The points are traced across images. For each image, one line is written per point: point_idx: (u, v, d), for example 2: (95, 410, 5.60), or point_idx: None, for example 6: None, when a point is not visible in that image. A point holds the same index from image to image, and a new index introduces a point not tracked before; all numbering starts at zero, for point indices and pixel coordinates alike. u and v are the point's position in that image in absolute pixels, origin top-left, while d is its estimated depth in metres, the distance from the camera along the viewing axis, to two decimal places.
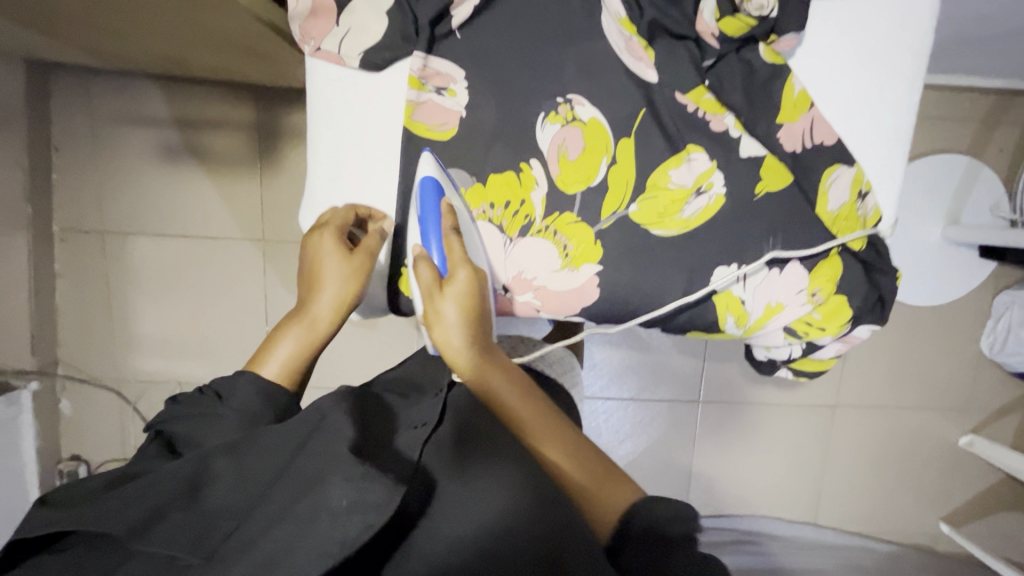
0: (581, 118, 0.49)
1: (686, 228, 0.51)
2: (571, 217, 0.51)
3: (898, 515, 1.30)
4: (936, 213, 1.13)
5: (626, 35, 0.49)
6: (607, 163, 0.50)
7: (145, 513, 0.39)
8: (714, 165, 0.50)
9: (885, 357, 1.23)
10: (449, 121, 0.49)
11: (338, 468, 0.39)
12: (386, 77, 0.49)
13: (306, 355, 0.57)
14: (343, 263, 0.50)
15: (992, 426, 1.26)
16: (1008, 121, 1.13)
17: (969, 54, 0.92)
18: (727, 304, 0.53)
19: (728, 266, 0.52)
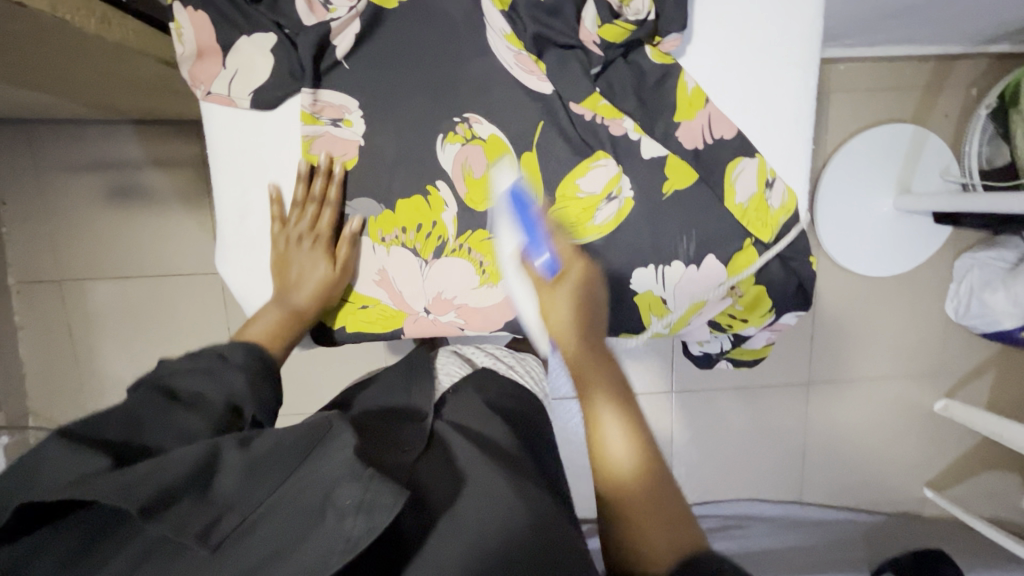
0: (480, 135, 0.50)
1: (600, 234, 0.52)
2: (484, 234, 0.51)
3: (883, 485, 1.30)
4: (887, 184, 1.13)
5: (516, 52, 0.48)
6: (512, 178, 0.50)
7: (157, 491, 0.37)
8: (620, 171, 0.51)
9: (853, 330, 1.23)
10: (350, 151, 0.50)
11: (342, 468, 0.40)
12: (280, 115, 0.49)
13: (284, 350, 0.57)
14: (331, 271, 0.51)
15: (966, 388, 1.26)
16: (950, 86, 1.14)
17: (897, 25, 0.92)
18: (650, 306, 0.54)
19: (645, 267, 0.52)
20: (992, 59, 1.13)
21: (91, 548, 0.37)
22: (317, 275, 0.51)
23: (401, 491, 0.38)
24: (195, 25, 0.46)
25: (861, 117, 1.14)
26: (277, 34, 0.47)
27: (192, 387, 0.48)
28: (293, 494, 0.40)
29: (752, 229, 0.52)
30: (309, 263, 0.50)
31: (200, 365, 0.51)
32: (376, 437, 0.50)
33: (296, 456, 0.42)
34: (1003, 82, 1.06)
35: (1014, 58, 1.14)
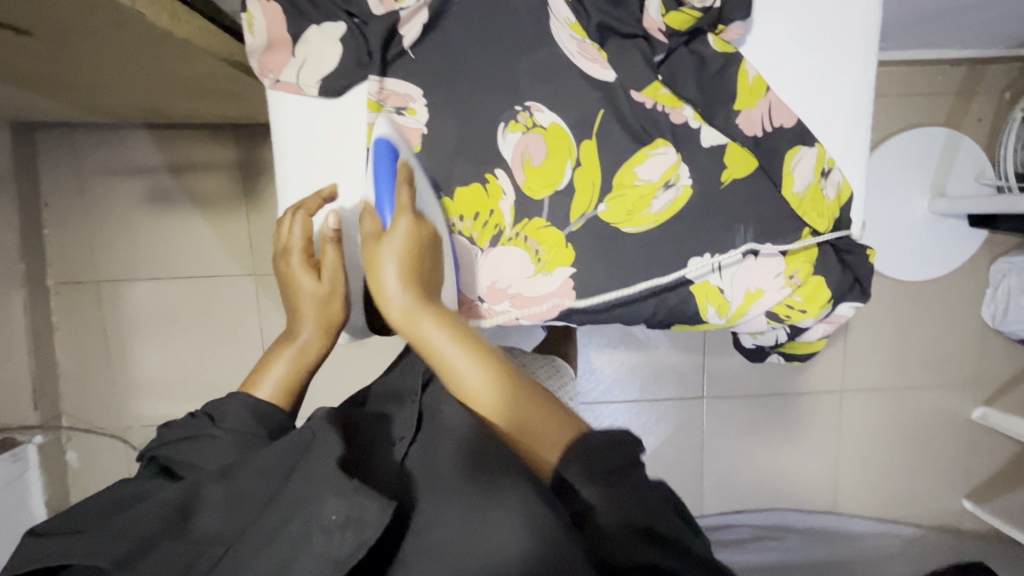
0: (541, 124, 0.50)
1: (657, 222, 0.52)
2: (541, 222, 0.52)
3: (921, 496, 1.27)
4: (921, 188, 1.13)
5: (578, 40, 0.49)
6: (570, 165, 0.51)
7: (135, 543, 0.39)
8: (679, 159, 0.51)
9: (886, 337, 1.22)
10: (412, 139, 0.50)
11: (326, 484, 0.38)
12: (344, 103, 0.49)
13: (300, 378, 0.54)
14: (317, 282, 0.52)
15: (1005, 397, 1.23)
16: (983, 90, 1.14)
17: (933, 28, 0.93)
18: (707, 295, 0.53)
19: (701, 255, 0.52)
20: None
21: None
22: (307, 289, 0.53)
23: (386, 504, 0.38)
24: (266, 14, 0.47)
25: (893, 121, 1.14)
26: (346, 23, 0.47)
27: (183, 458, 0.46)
28: (275, 520, 0.38)
29: (808, 219, 0.52)
30: (299, 277, 0.53)
31: (190, 429, 0.49)
32: (360, 434, 0.48)
33: (279, 476, 0.43)
34: None
35: None
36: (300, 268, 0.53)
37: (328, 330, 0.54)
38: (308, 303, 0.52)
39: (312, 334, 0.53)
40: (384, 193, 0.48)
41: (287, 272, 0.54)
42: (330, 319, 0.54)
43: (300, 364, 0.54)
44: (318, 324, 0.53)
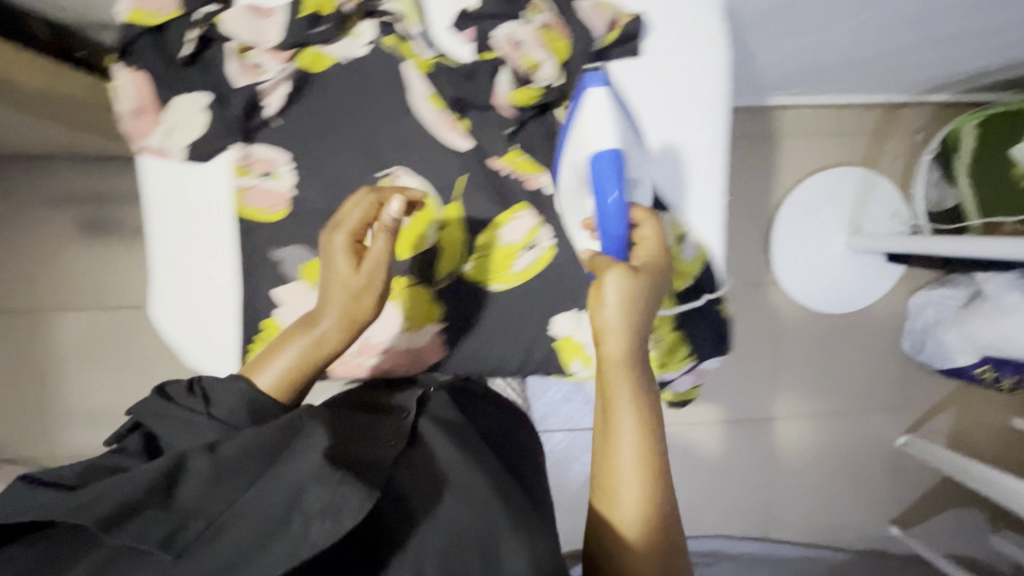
0: (405, 188, 0.56)
1: (521, 278, 0.59)
2: (408, 280, 0.59)
3: (851, 522, 1.29)
4: (839, 224, 1.17)
5: (438, 112, 0.56)
6: (434, 230, 0.58)
7: (117, 505, 0.39)
8: (541, 222, 0.58)
9: (813, 365, 1.25)
10: (278, 201, 0.54)
11: (311, 471, 0.41)
12: (212, 167, 0.54)
13: (305, 371, 0.52)
14: (359, 271, 0.51)
15: (927, 424, 1.27)
16: (897, 131, 1.19)
17: (834, 78, 0.98)
18: (572, 349, 0.58)
19: (567, 310, 0.58)
20: (937, 107, 1.19)
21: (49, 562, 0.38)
22: (338, 276, 0.52)
23: (366, 495, 0.40)
24: (137, 83, 0.53)
25: (812, 160, 1.19)
26: (211, 95, 0.53)
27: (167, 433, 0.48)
28: (256, 496, 0.41)
29: None
30: (343, 261, 0.51)
31: (187, 403, 0.50)
32: (353, 430, 0.49)
33: (264, 460, 0.44)
34: (946, 130, 1.11)
35: (958, 107, 1.20)
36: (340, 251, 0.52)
37: (354, 330, 0.53)
38: (342, 294, 0.51)
39: (334, 323, 0.52)
40: (615, 223, 0.51)
41: (335, 250, 0.52)
42: (352, 313, 0.52)
43: (313, 354, 0.52)
44: (343, 319, 0.52)
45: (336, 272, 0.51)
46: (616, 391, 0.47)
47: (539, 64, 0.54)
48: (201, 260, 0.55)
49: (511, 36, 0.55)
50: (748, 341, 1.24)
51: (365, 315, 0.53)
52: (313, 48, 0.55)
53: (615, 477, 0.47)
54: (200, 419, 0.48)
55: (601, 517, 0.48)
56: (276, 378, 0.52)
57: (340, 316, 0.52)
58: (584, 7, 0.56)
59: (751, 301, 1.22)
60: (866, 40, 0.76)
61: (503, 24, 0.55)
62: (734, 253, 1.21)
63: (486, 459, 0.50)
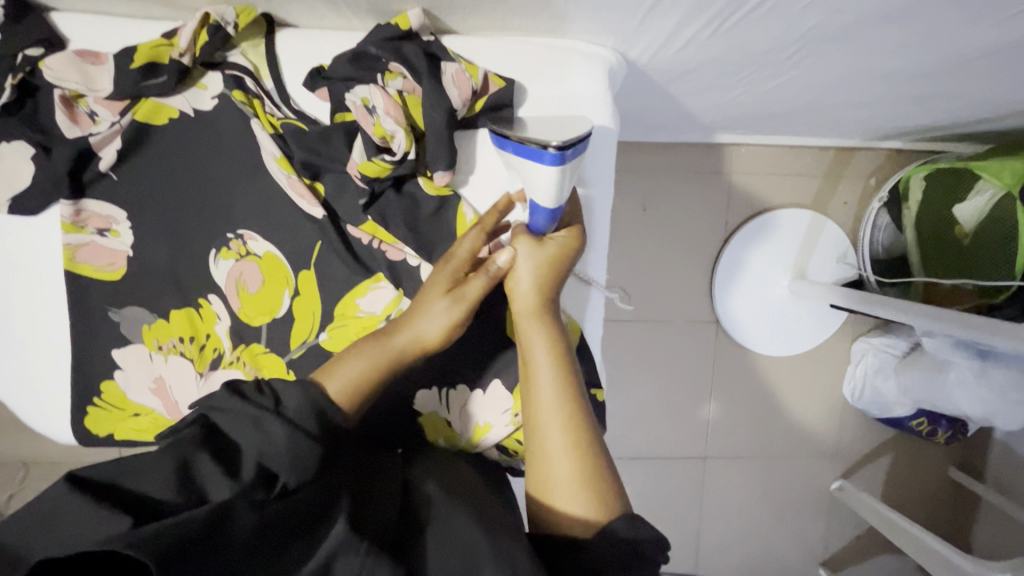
0: (254, 252, 0.53)
1: None
2: (258, 347, 0.54)
3: (782, 562, 1.29)
4: (784, 267, 1.15)
5: (287, 175, 0.51)
6: (289, 295, 0.53)
7: (181, 552, 0.34)
8: (401, 293, 0.51)
9: (751, 407, 1.23)
10: (115, 259, 0.55)
11: (345, 541, 0.39)
12: (45, 221, 0.54)
13: (375, 381, 0.47)
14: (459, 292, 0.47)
15: (863, 469, 1.27)
16: (849, 174, 1.16)
17: (778, 123, 0.94)
18: (437, 428, 0.59)
19: (429, 388, 0.59)
20: (891, 152, 1.16)
21: None
22: (431, 308, 0.47)
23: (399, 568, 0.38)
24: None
25: (761, 199, 1.16)
26: (34, 146, 0.52)
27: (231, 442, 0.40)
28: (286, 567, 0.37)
29: None
30: (434, 293, 0.48)
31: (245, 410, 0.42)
32: (356, 476, 0.47)
33: (302, 525, 0.40)
34: (896, 178, 1.09)
35: (911, 153, 1.17)
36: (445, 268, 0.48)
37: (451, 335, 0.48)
38: (443, 309, 0.46)
39: (407, 349, 0.48)
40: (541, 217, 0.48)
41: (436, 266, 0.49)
42: (426, 342, 0.48)
43: (382, 365, 0.47)
44: (448, 327, 0.47)
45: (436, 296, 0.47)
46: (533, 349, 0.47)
47: (384, 129, 0.46)
48: (39, 310, 0.56)
49: (365, 99, 0.46)
50: (687, 379, 1.21)
51: (435, 344, 0.47)
52: (149, 99, 0.51)
53: (545, 452, 0.45)
54: (270, 424, 0.41)
55: (534, 478, 0.46)
56: (337, 395, 0.46)
57: (445, 325, 0.47)
58: (448, 73, 0.47)
59: (691, 340, 1.20)
60: (795, 97, 0.73)
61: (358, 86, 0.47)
62: (676, 290, 1.17)
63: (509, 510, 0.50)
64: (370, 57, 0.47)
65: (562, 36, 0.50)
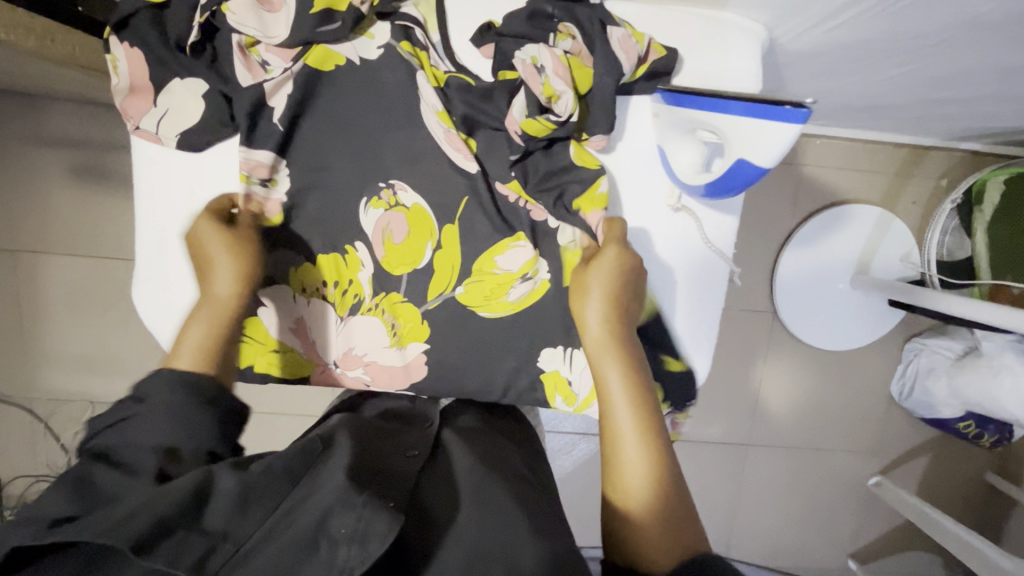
0: (403, 203, 0.59)
1: (512, 310, 0.60)
2: (398, 297, 0.60)
3: (810, 551, 1.32)
4: (846, 262, 1.16)
5: (445, 129, 0.58)
6: (431, 247, 0.60)
7: (153, 521, 0.38)
8: (537, 256, 0.60)
9: (798, 398, 1.25)
10: (274, 205, 0.59)
11: (341, 498, 0.43)
12: (204, 157, 0.59)
13: (220, 334, 0.54)
14: (227, 239, 0.56)
15: (900, 468, 1.29)
16: (920, 174, 1.16)
17: (866, 116, 0.94)
18: (556, 385, 0.61)
19: (554, 346, 0.61)
20: (965, 154, 1.16)
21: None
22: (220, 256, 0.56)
23: (393, 520, 0.41)
24: (131, 60, 0.56)
25: (829, 193, 1.17)
26: (208, 84, 0.57)
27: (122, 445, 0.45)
28: (285, 518, 0.43)
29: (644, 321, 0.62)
30: (216, 247, 0.56)
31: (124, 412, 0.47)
32: (378, 442, 0.53)
33: (287, 480, 0.45)
34: (971, 180, 1.08)
35: (984, 158, 1.17)
36: (219, 250, 0.56)
37: (246, 280, 0.56)
38: (228, 253, 0.56)
39: (230, 300, 0.56)
40: (733, 184, 0.54)
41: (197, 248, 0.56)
42: (225, 294, 0.56)
43: (219, 317, 0.55)
44: (239, 275, 0.56)
45: (219, 269, 0.56)
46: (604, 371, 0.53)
47: (556, 93, 0.53)
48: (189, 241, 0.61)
49: (534, 59, 0.53)
50: (737, 365, 1.23)
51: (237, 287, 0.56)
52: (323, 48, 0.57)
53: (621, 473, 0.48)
54: (141, 412, 0.46)
55: (617, 506, 0.48)
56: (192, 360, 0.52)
57: (236, 275, 0.56)
58: (614, 37, 0.53)
59: (744, 327, 1.22)
60: (903, 88, 0.73)
61: (531, 43, 0.54)
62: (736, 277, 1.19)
63: (517, 486, 0.53)
64: (544, 16, 0.54)
65: (721, 9, 0.55)
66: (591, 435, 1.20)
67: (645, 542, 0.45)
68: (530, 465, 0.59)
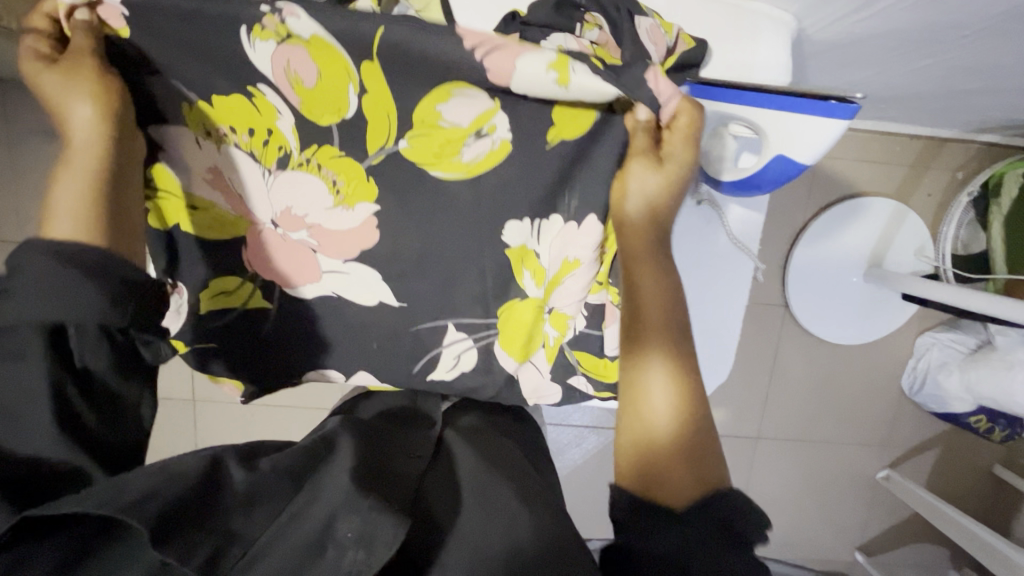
0: (298, 33, 0.45)
1: (468, 172, 0.55)
2: (334, 151, 0.55)
3: (818, 543, 1.33)
4: (859, 256, 1.14)
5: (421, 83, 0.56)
6: (355, 94, 0.50)
7: (166, 508, 0.39)
8: (496, 107, 0.51)
9: (808, 391, 1.25)
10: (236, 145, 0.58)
11: (350, 497, 0.44)
12: None
13: (100, 191, 0.47)
14: (76, 76, 0.45)
15: (909, 461, 1.29)
16: (936, 166, 1.15)
17: (887, 107, 0.92)
18: (523, 259, 0.61)
19: (519, 221, 0.58)
20: (982, 147, 1.14)
21: (86, 558, 0.38)
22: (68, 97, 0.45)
23: (399, 525, 0.42)
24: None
25: (844, 185, 1.15)
26: None
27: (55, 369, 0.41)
28: (293, 518, 0.44)
29: None
30: (57, 82, 0.45)
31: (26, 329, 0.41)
32: (385, 444, 0.55)
33: (292, 479, 0.46)
34: (988, 173, 1.07)
35: (1001, 150, 1.16)
36: (48, 80, 0.45)
37: (109, 121, 0.47)
38: (73, 96, 0.45)
39: (97, 155, 0.47)
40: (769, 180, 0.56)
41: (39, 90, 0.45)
42: (88, 132, 0.47)
43: (92, 179, 0.47)
44: (99, 118, 0.47)
45: (71, 101, 0.45)
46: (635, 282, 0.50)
47: (570, 76, 0.45)
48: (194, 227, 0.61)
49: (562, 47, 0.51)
50: (747, 359, 1.23)
51: (100, 128, 0.47)
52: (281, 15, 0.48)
53: (638, 386, 0.47)
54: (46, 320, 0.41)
55: (632, 421, 0.46)
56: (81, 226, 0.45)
57: (96, 120, 0.47)
58: (644, 26, 0.52)
59: (755, 320, 1.21)
60: (929, 78, 0.71)
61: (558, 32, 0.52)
62: None
63: (517, 483, 0.54)
64: (571, 6, 0.53)
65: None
66: (600, 428, 1.20)
67: (660, 476, 0.44)
68: (530, 466, 0.60)
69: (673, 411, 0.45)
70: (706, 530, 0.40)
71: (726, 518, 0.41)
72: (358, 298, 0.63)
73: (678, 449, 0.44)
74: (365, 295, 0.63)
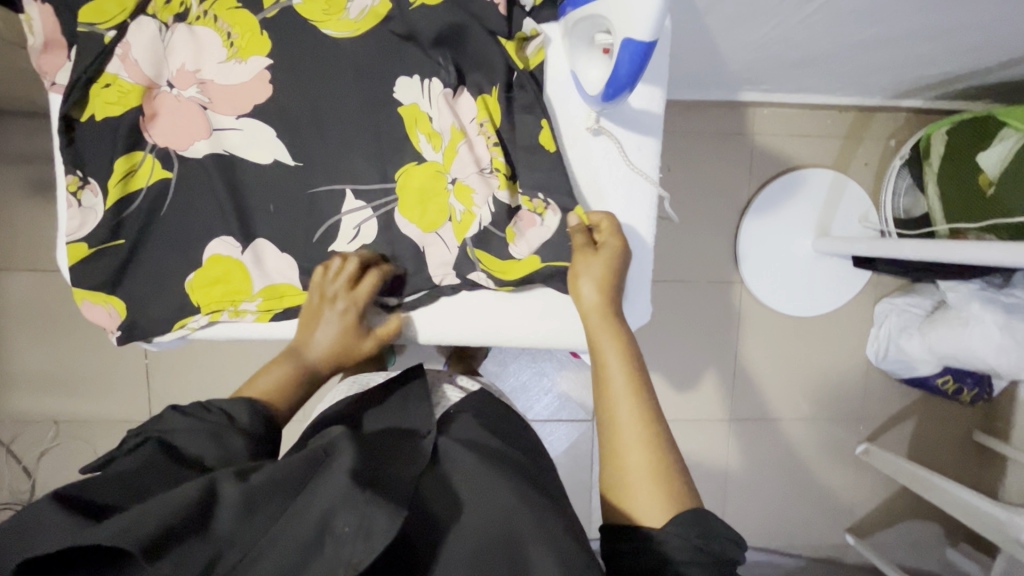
0: None
1: (355, 27, 0.64)
2: (232, 3, 0.63)
3: (806, 528, 1.28)
4: (807, 225, 1.17)
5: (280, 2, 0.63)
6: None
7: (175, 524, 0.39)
8: None
9: (776, 368, 1.24)
10: (141, 82, 0.63)
11: (344, 494, 0.42)
12: (106, 96, 0.62)
13: (295, 383, 0.63)
14: (339, 324, 0.65)
15: (890, 433, 1.27)
16: (869, 136, 1.19)
17: (801, 75, 0.98)
18: (414, 116, 0.65)
19: (409, 77, 0.65)
20: (911, 114, 1.19)
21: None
22: (330, 319, 0.65)
23: (395, 515, 0.41)
24: (43, 16, 0.60)
25: (784, 159, 1.19)
26: (145, 20, 0.62)
27: (193, 449, 0.50)
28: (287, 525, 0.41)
29: (547, 138, 0.63)
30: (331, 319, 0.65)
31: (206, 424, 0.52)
32: (380, 449, 0.51)
33: (290, 490, 0.44)
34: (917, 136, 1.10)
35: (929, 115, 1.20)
36: (203, 143, 0.64)
37: (337, 353, 0.66)
38: (332, 324, 0.65)
39: (321, 360, 0.66)
40: (621, 80, 0.52)
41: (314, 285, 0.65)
42: (320, 354, 0.65)
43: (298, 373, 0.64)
44: (333, 348, 0.66)
45: (321, 330, 0.65)
46: (604, 351, 0.58)
47: None
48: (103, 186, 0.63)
49: None
50: (713, 337, 1.22)
51: (332, 346, 0.66)
52: None
53: (611, 398, 0.55)
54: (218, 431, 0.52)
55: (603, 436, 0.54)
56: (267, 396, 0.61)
57: (331, 348, 0.66)
58: None
59: (713, 298, 1.21)
60: (825, 29, 0.75)
61: None
62: (699, 247, 1.20)
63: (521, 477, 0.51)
64: None
65: None
66: (567, 419, 1.18)
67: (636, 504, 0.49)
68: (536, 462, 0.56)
69: (645, 428, 0.53)
70: (681, 542, 0.45)
71: (704, 530, 0.46)
72: (255, 158, 0.66)
73: (647, 459, 0.51)
74: (258, 153, 0.65)
